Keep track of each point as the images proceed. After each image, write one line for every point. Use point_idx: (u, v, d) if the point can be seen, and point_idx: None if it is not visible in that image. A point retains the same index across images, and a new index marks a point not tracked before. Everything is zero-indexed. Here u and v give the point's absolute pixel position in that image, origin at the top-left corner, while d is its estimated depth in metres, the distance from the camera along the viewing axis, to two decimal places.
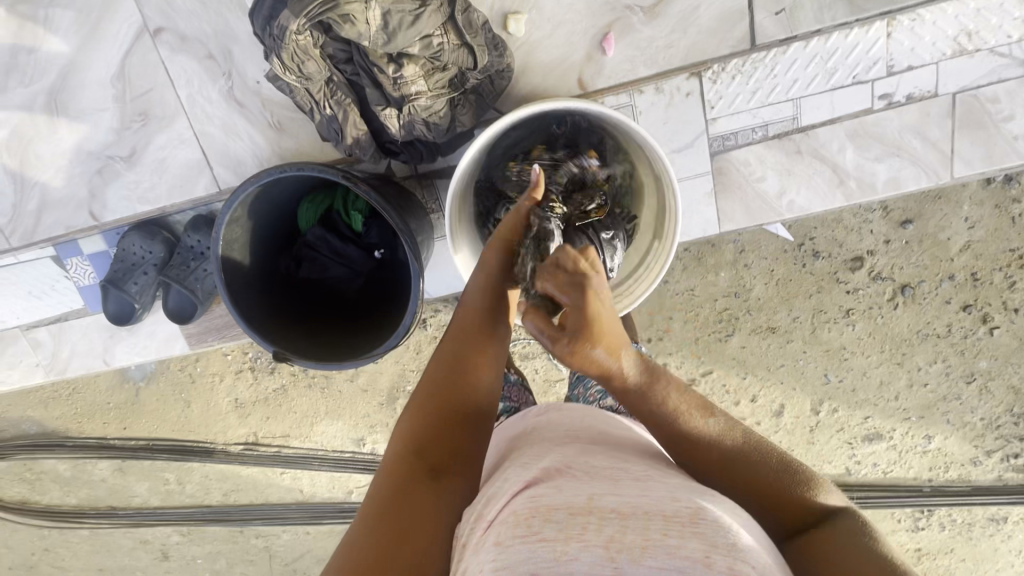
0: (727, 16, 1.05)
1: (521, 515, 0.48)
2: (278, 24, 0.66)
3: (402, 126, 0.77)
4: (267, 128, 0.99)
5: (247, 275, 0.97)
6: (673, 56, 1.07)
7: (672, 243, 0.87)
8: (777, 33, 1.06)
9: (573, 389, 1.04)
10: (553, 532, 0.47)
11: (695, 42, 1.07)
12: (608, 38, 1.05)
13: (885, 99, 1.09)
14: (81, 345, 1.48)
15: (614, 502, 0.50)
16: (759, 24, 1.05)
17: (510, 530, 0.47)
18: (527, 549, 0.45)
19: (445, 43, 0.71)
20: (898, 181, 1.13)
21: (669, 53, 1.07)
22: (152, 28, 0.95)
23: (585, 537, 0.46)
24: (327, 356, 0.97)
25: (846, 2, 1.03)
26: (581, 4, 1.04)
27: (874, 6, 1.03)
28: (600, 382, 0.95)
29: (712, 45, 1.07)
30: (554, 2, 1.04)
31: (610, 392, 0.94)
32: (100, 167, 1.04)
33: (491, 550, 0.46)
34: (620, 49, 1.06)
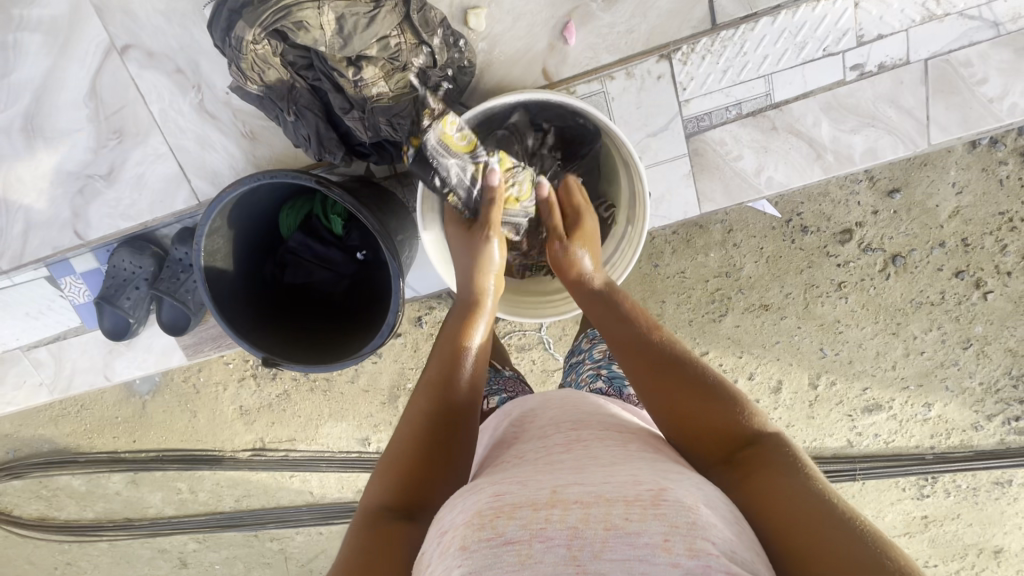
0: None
1: (486, 516, 0.52)
2: (235, 36, 0.67)
3: (368, 128, 0.78)
4: (241, 138, 0.99)
5: (232, 284, 0.99)
6: (636, 41, 1.07)
7: (644, 222, 0.87)
8: (738, 10, 1.06)
9: (567, 378, 1.07)
10: (518, 532, 0.50)
11: (657, 25, 1.06)
12: (570, 27, 1.05)
13: (857, 70, 1.08)
14: (82, 362, 1.51)
15: (575, 493, 0.54)
16: (719, 4, 1.05)
17: (475, 533, 0.50)
18: (493, 551, 0.49)
19: (402, 43, 0.72)
20: (875, 151, 1.13)
21: (632, 38, 1.07)
22: (120, 46, 0.96)
23: (548, 534, 0.50)
24: (314, 358, 0.99)
25: None
26: None
27: None
28: (595, 367, 0.98)
29: (677, 27, 1.07)
30: None
31: (600, 374, 0.97)
32: (81, 187, 1.04)
33: (461, 547, 0.50)
34: (584, 36, 1.07)
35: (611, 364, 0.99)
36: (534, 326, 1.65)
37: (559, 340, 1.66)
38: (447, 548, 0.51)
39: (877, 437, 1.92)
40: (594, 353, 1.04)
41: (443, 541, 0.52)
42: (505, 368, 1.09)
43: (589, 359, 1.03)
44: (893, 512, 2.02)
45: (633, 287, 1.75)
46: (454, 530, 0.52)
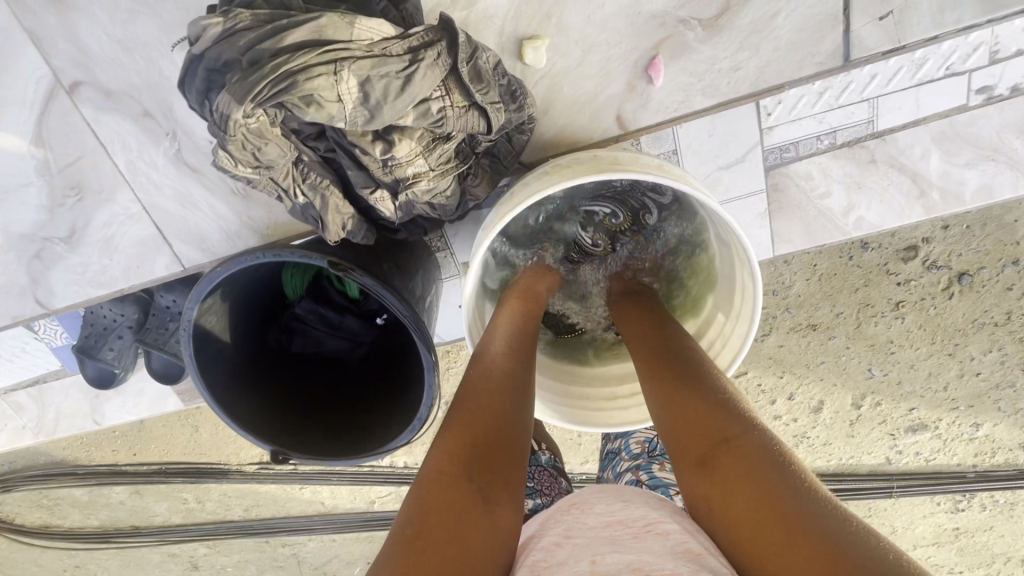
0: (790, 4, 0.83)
1: None
2: (216, 110, 0.48)
3: (399, 209, 0.59)
4: (232, 195, 0.80)
5: (231, 366, 0.83)
6: (740, 80, 0.87)
7: (750, 324, 0.73)
8: (880, 43, 0.85)
9: (603, 475, 0.93)
10: None
11: (768, 62, 0.86)
12: (656, 63, 0.84)
13: (984, 93, 0.88)
14: (67, 405, 1.36)
15: (612, 562, 0.48)
16: (857, 33, 0.84)
17: None
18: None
19: (448, 106, 0.53)
20: (991, 189, 0.94)
21: (736, 77, 0.87)
22: (67, 84, 0.74)
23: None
24: (331, 451, 0.84)
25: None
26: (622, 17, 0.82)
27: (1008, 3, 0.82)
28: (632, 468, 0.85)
29: (791, 66, 0.87)
30: (583, 19, 0.82)
31: (641, 482, 0.82)
32: (37, 250, 0.84)
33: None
34: (670, 75, 0.86)
35: (652, 465, 0.85)
36: None
37: None
38: None
39: (918, 456, 1.85)
40: (630, 447, 0.91)
41: None
42: (540, 451, 0.94)
43: (626, 453, 0.90)
44: (924, 524, 1.97)
45: None
46: None
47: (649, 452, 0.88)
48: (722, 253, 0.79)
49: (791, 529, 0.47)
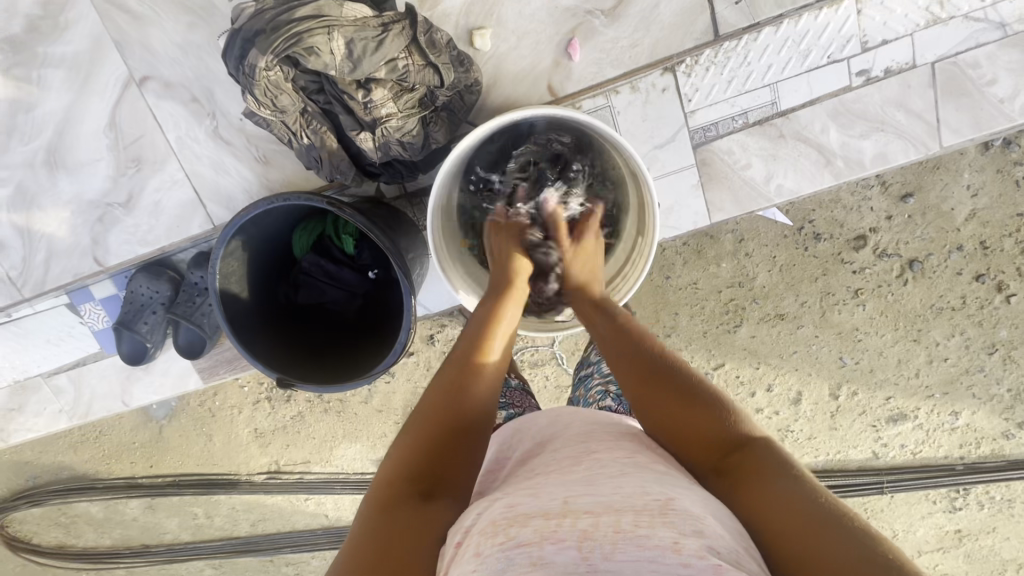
0: (695, 11, 1.06)
1: (498, 524, 0.52)
2: (248, 63, 0.69)
3: (379, 147, 0.79)
4: (254, 161, 1.01)
5: (247, 306, 1.00)
6: (639, 54, 1.08)
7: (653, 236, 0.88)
8: (739, 21, 1.06)
9: (574, 391, 1.07)
10: (529, 535, 0.50)
11: (658, 39, 1.07)
12: (573, 44, 1.06)
13: (863, 75, 1.08)
14: (101, 387, 1.52)
15: (586, 503, 0.54)
16: (721, 15, 1.06)
17: (489, 539, 0.51)
18: (507, 554, 0.49)
19: (410, 64, 0.73)
20: (886, 156, 1.12)
21: (636, 51, 1.08)
22: (138, 78, 0.99)
23: (558, 536, 0.50)
24: (328, 380, 1.00)
25: None
26: (545, 14, 1.05)
27: None
28: (603, 385, 0.98)
29: (676, 39, 1.07)
30: (518, 15, 1.05)
31: (609, 391, 0.96)
32: (100, 215, 1.07)
33: (485, 547, 0.50)
34: (585, 52, 1.08)
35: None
36: (546, 342, 1.64)
37: (572, 355, 1.65)
38: (464, 554, 0.51)
39: (903, 448, 1.86)
40: (601, 367, 1.04)
41: (461, 546, 0.53)
42: (509, 376, 1.07)
43: (597, 373, 1.03)
44: (925, 527, 1.94)
45: (645, 300, 1.73)
46: (471, 538, 0.53)
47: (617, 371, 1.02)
48: (633, 180, 0.96)
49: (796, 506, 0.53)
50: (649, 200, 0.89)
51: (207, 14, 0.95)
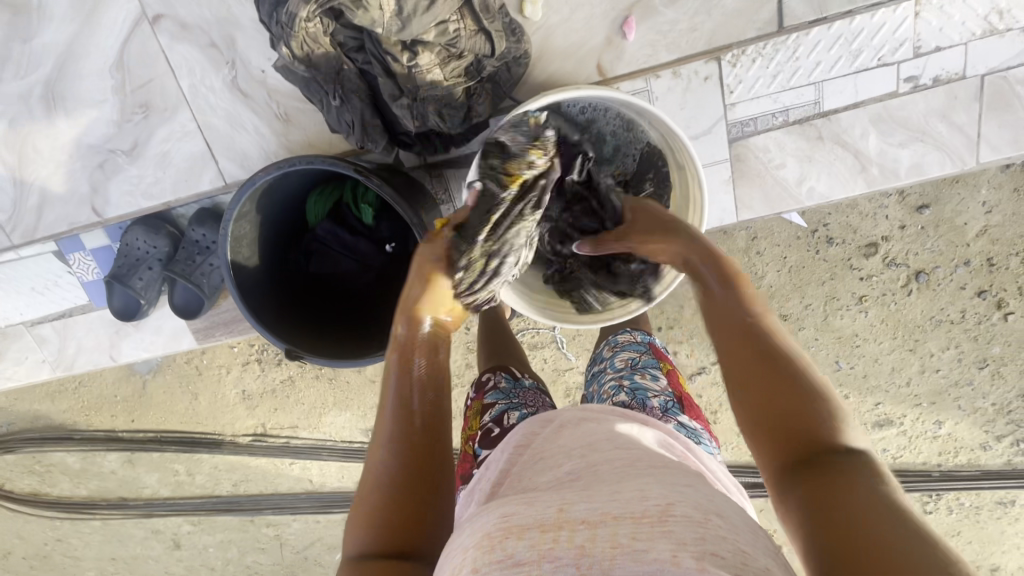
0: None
1: (494, 538, 0.50)
2: (287, 12, 0.63)
3: (417, 115, 0.74)
4: (275, 119, 0.94)
5: (256, 272, 0.95)
6: (697, 39, 1.03)
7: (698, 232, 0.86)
8: (806, 13, 1.01)
9: (586, 387, 1.05)
10: (526, 553, 0.48)
11: (720, 24, 1.02)
12: (630, 22, 1.01)
13: (911, 82, 1.05)
14: (88, 340, 1.46)
15: (583, 511, 0.51)
16: (787, 4, 1.01)
17: (485, 555, 0.49)
18: (503, 573, 0.47)
19: (461, 28, 0.68)
20: (921, 167, 1.10)
21: (693, 36, 1.03)
22: (151, 15, 0.90)
23: (555, 553, 0.48)
24: (337, 353, 0.96)
25: None
26: None
27: None
28: (617, 378, 0.96)
29: (739, 27, 1.02)
30: None
31: (622, 386, 0.94)
32: (101, 161, 0.98)
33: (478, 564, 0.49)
34: (641, 31, 1.02)
35: (634, 376, 0.97)
36: (548, 325, 1.62)
37: (573, 341, 1.63)
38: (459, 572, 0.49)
39: (884, 452, 1.91)
40: (615, 363, 1.03)
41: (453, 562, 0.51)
42: (523, 376, 1.08)
43: (610, 369, 1.01)
44: None
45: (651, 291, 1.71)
46: (465, 551, 0.51)
47: (631, 366, 1.00)
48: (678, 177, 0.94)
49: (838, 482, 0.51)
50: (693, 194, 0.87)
51: None
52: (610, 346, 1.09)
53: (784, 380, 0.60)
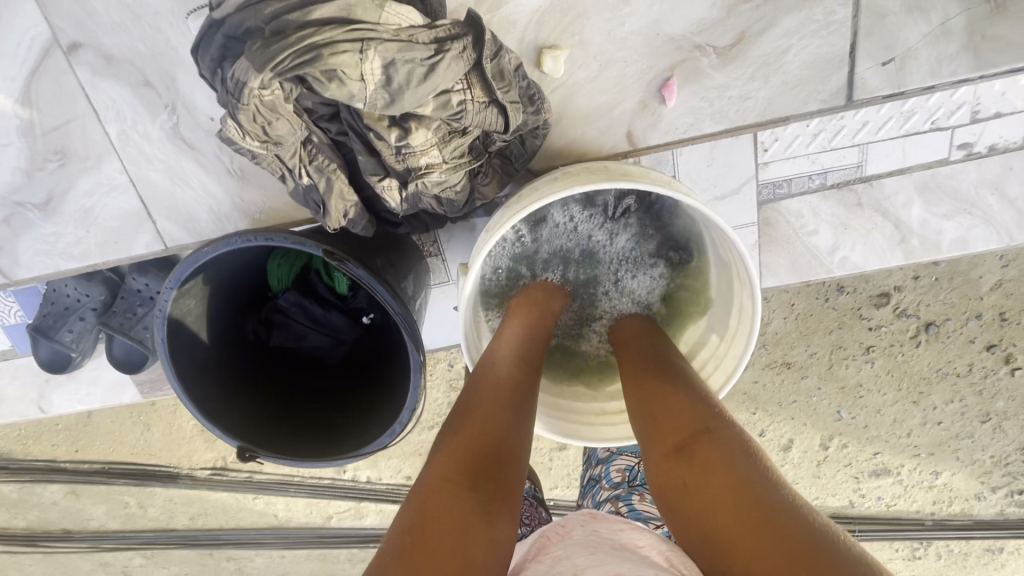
0: (825, 65, 0.86)
1: None
2: (233, 77, 0.50)
3: (405, 200, 0.61)
4: (227, 176, 0.77)
5: (204, 351, 0.78)
6: (748, 109, 0.88)
7: (743, 347, 0.75)
8: (881, 88, 0.87)
9: (580, 498, 0.93)
10: None
11: (775, 94, 0.88)
12: (670, 85, 0.86)
13: (965, 149, 0.93)
14: (12, 390, 1.26)
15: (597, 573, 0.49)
16: (861, 76, 0.86)
17: None
18: None
19: (467, 102, 0.55)
20: (966, 241, 0.99)
21: (745, 106, 0.88)
22: (67, 44, 0.72)
23: None
24: (302, 449, 0.79)
25: (969, 56, 0.84)
26: (639, 37, 0.84)
27: (1004, 61, 0.84)
28: (613, 502, 0.85)
29: (796, 103, 0.88)
30: (604, 31, 0.83)
31: (619, 513, 0.83)
32: (6, 216, 0.80)
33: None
34: (681, 97, 0.87)
35: (632, 497, 0.85)
36: None
37: None
38: None
39: (879, 499, 1.81)
40: (610, 473, 0.91)
41: None
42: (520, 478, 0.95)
43: (606, 482, 0.90)
44: None
45: None
46: None
47: (628, 480, 0.89)
48: (721, 269, 0.82)
49: (741, 497, 0.51)
50: (742, 298, 0.76)
51: None
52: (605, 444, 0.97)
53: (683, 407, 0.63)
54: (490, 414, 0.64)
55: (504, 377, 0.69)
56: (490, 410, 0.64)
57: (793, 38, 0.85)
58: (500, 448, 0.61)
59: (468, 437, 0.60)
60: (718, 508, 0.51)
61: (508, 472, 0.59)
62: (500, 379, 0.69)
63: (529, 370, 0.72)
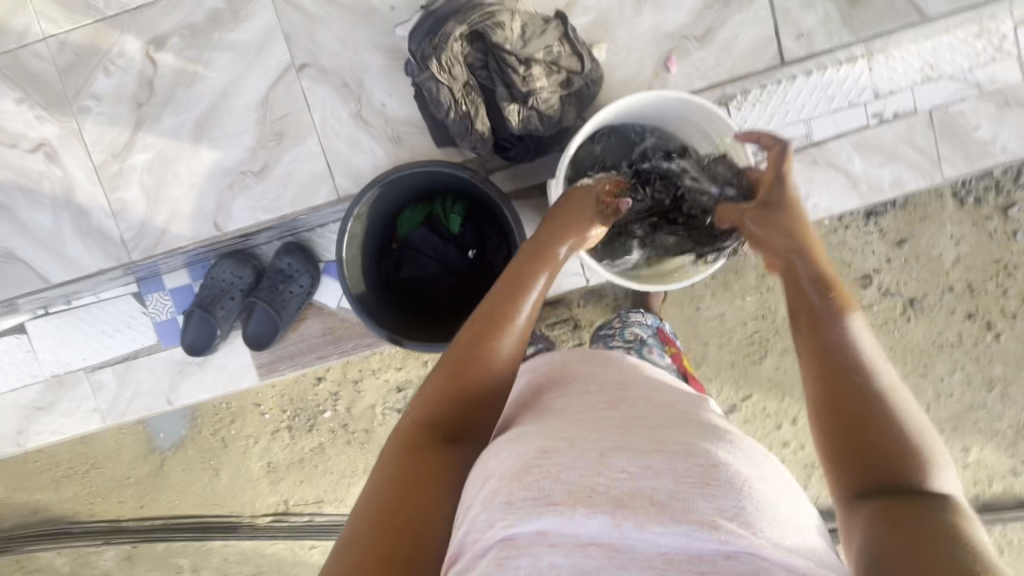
0: (761, 42, 1.30)
1: (531, 475, 0.55)
2: (444, 33, 0.93)
3: (523, 116, 1.00)
4: (388, 140, 1.21)
5: (360, 272, 1.09)
6: (721, 71, 1.31)
7: None
8: (799, 52, 1.30)
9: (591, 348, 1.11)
10: (564, 496, 0.53)
11: (738, 59, 1.30)
12: (670, 58, 1.29)
13: (878, 117, 1.33)
14: (147, 385, 1.47)
15: (622, 462, 0.55)
16: (785, 47, 1.30)
17: (522, 490, 0.54)
18: (537, 509, 0.52)
19: (559, 51, 0.99)
20: (901, 181, 1.35)
21: (718, 69, 1.30)
22: (298, 64, 1.20)
23: (595, 499, 0.52)
24: (430, 340, 1.07)
25: (847, 27, 1.30)
26: (648, 33, 1.29)
27: (868, 29, 1.30)
28: (627, 346, 1.02)
29: (750, 62, 1.30)
30: (627, 33, 1.29)
31: (632, 351, 1.01)
32: (230, 182, 1.26)
33: (484, 518, 0.54)
34: (680, 66, 1.30)
35: (642, 348, 1.03)
36: None
37: None
38: (493, 496, 0.55)
39: None
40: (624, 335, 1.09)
41: (486, 510, 0.54)
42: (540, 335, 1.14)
43: (620, 338, 1.07)
44: None
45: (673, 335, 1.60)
46: (500, 477, 0.57)
47: (639, 341, 1.06)
48: None
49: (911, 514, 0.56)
50: None
51: (371, 17, 1.17)
52: (617, 320, 1.15)
53: (859, 403, 0.66)
54: (462, 377, 0.72)
55: (488, 332, 0.75)
56: (464, 376, 0.72)
57: (740, 28, 1.29)
58: (467, 404, 0.72)
59: (438, 400, 0.72)
60: (898, 513, 0.57)
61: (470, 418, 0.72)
62: (480, 335, 0.75)
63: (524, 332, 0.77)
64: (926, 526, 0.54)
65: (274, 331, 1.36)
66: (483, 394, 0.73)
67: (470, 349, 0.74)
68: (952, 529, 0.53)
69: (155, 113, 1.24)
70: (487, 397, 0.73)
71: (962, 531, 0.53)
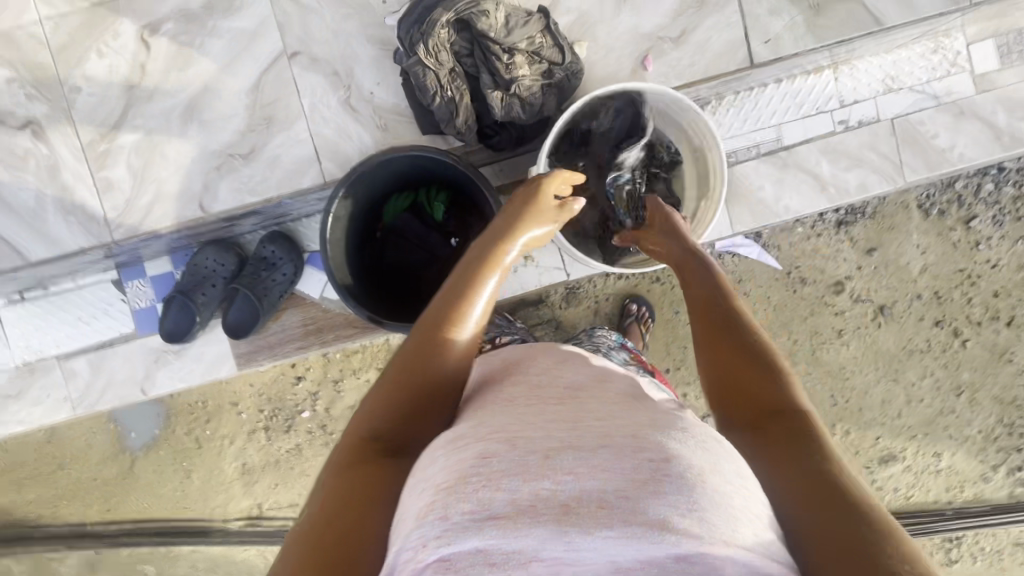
0: (733, 46, 1.36)
1: (469, 483, 0.49)
2: (432, 18, 0.97)
3: (504, 103, 1.05)
4: (375, 127, 1.25)
5: (343, 255, 1.10)
6: (695, 71, 1.36)
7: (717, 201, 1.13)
8: (767, 54, 1.36)
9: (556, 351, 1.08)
10: (503, 507, 0.48)
11: (712, 61, 1.36)
12: (648, 58, 1.36)
13: (844, 124, 1.41)
14: (121, 375, 1.45)
15: (567, 463, 0.50)
16: (755, 50, 1.35)
17: (456, 503, 0.48)
18: (474, 524, 0.47)
19: (542, 42, 1.04)
20: (866, 185, 1.42)
21: (693, 69, 1.36)
22: (290, 52, 1.24)
23: (537, 509, 0.47)
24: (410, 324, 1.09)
25: (811, 36, 1.35)
26: (627, 34, 1.35)
27: (830, 36, 1.35)
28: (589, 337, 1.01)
29: (724, 63, 1.36)
30: (606, 34, 1.36)
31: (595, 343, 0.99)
32: (219, 164, 1.28)
33: (414, 536, 0.48)
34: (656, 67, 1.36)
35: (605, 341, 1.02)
36: None
37: None
38: (426, 513, 0.49)
39: (896, 492, 1.73)
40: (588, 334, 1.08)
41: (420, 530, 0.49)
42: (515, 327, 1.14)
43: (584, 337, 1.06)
44: None
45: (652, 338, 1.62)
46: (432, 487, 0.51)
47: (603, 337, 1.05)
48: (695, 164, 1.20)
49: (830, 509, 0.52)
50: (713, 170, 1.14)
51: (361, 7, 1.22)
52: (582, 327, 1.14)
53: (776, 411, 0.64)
54: (405, 381, 0.68)
55: (437, 332, 0.71)
56: (406, 379, 0.68)
57: (712, 32, 1.35)
58: (411, 410, 0.67)
59: (382, 405, 0.67)
60: (816, 509, 0.53)
61: (415, 424, 0.66)
62: (428, 333, 0.71)
63: (474, 339, 0.74)
64: (851, 529, 0.50)
65: (253, 320, 1.35)
66: (429, 395, 0.68)
67: (415, 355, 0.69)
68: (876, 531, 0.50)
69: (147, 95, 1.26)
70: (433, 398, 0.68)
71: (888, 535, 0.50)
